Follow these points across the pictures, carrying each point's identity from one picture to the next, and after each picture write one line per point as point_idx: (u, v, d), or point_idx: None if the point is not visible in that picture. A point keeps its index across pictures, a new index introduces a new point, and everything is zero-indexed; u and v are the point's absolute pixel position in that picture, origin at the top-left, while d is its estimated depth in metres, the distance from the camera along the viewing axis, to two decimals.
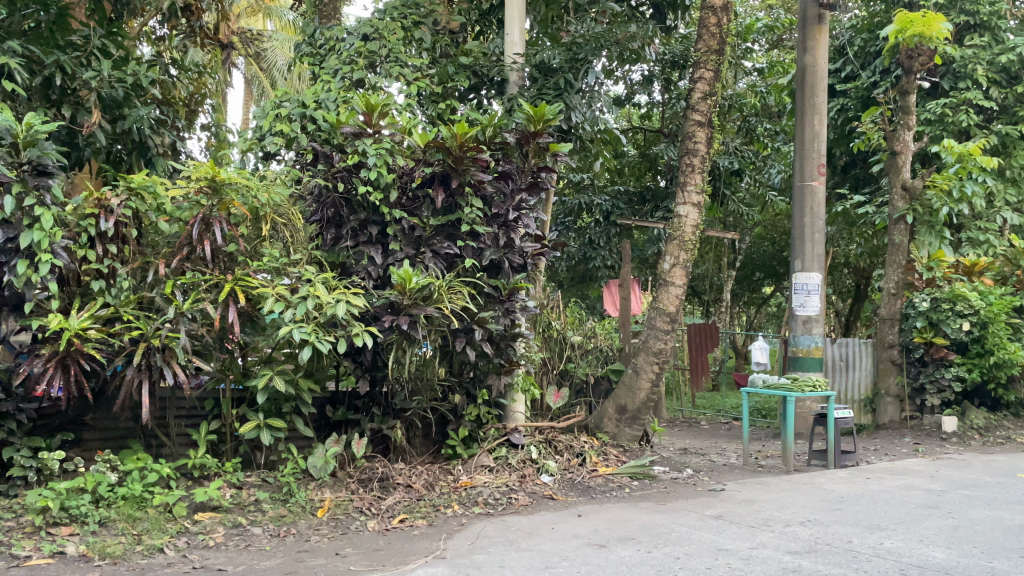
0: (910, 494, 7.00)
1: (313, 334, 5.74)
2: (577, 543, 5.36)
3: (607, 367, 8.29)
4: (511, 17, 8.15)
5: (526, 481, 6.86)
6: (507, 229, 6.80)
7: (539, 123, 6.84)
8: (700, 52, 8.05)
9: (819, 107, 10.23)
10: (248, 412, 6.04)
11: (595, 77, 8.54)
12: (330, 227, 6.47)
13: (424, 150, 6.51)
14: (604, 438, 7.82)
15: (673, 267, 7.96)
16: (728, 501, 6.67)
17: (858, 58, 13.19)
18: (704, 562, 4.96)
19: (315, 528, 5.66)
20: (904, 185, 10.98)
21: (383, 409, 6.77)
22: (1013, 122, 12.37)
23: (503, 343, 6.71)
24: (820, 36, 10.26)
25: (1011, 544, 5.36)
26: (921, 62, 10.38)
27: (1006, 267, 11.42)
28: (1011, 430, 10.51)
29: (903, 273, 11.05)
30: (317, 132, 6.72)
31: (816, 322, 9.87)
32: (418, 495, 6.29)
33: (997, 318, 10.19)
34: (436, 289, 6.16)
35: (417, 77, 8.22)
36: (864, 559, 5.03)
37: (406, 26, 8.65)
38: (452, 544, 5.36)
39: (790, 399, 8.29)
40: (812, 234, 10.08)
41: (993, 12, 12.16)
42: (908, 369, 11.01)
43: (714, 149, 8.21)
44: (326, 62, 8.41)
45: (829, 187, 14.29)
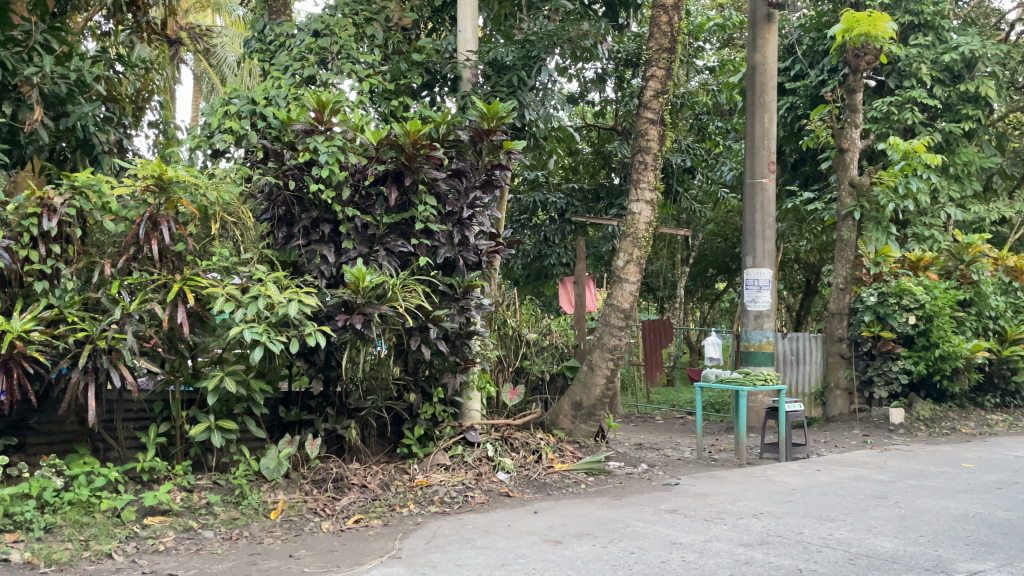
0: (859, 484, 7.14)
1: (264, 334, 5.67)
2: (533, 540, 5.37)
3: (563, 364, 8.31)
4: (464, 15, 8.10)
5: (483, 479, 6.85)
6: (462, 227, 6.79)
7: (493, 120, 6.86)
8: (652, 50, 8.09)
9: (769, 105, 10.36)
10: (198, 414, 5.95)
11: (548, 75, 8.54)
12: (281, 226, 6.42)
13: (377, 148, 6.47)
14: (559, 435, 7.83)
15: (627, 263, 8.00)
16: (682, 495, 6.73)
17: (807, 57, 13.39)
18: (659, 556, 4.99)
19: (268, 530, 5.58)
20: (852, 181, 11.05)
21: (337, 408, 6.66)
22: (956, 120, 12.69)
23: (458, 340, 6.73)
24: (769, 35, 10.39)
25: (956, 532, 5.49)
26: (867, 62, 10.56)
27: (950, 262, 11.49)
28: (955, 422, 10.81)
29: (852, 267, 11.20)
30: (268, 130, 6.68)
31: (767, 317, 9.99)
32: (373, 495, 6.25)
33: (941, 311, 10.54)
34: (389, 289, 6.17)
35: (368, 74, 8.12)
36: (814, 550, 5.11)
37: (357, 22, 8.60)
38: (408, 543, 5.33)
39: (743, 393, 8.34)
40: (762, 231, 10.24)
41: (936, 12, 12.42)
42: (857, 363, 11.18)
43: (666, 146, 8.26)
44: (277, 58, 8.32)
45: (780, 184, 14.48)
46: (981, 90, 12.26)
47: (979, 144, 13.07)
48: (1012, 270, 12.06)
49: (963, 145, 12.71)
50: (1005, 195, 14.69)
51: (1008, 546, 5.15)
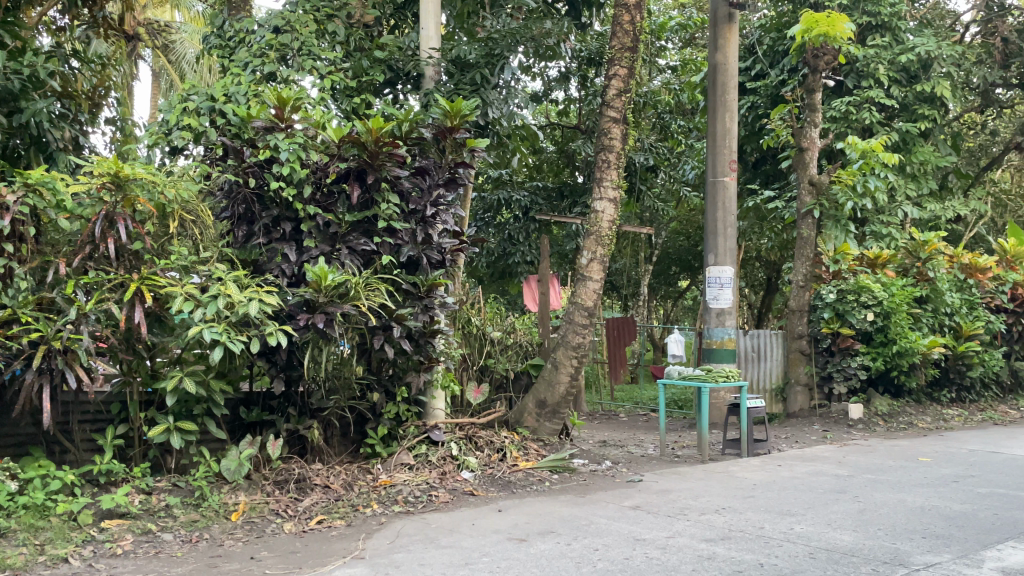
0: (819, 479, 7.24)
1: (224, 334, 5.60)
2: (498, 538, 5.36)
3: (527, 362, 8.30)
4: (427, 12, 8.04)
5: (447, 478, 6.83)
6: (425, 225, 6.76)
7: (456, 118, 6.86)
8: (615, 49, 8.10)
9: (730, 104, 10.44)
10: (157, 415, 5.87)
11: (512, 73, 8.55)
12: (242, 224, 6.38)
13: (339, 145, 6.42)
14: (524, 433, 7.84)
15: (590, 261, 8.02)
16: (645, 492, 6.77)
17: (767, 57, 13.54)
18: (623, 553, 5.01)
19: (229, 532, 5.51)
20: (812, 180, 11.14)
21: (299, 409, 6.61)
22: (912, 120, 12.91)
23: (422, 339, 6.78)
24: (730, 35, 10.45)
25: (912, 525, 5.58)
26: (827, 62, 10.69)
27: (907, 259, 11.69)
28: (912, 416, 11.00)
29: (811, 265, 11.27)
30: (226, 127, 6.47)
31: (729, 314, 10.06)
32: (336, 495, 6.20)
33: (899, 308, 10.67)
34: (352, 287, 6.11)
35: (330, 71, 8.04)
36: (776, 544, 5.16)
37: (318, 18, 8.54)
38: (371, 544, 5.30)
39: (705, 390, 8.42)
40: (724, 229, 10.32)
41: (893, 13, 12.61)
42: (816, 359, 11.29)
43: (629, 144, 8.29)
44: (236, 55, 8.23)
45: (741, 183, 14.62)
46: (937, 90, 12.49)
47: (935, 144, 13.32)
48: (967, 267, 12.25)
49: (920, 144, 12.93)
50: (959, 193, 14.97)
51: (964, 538, 5.24)
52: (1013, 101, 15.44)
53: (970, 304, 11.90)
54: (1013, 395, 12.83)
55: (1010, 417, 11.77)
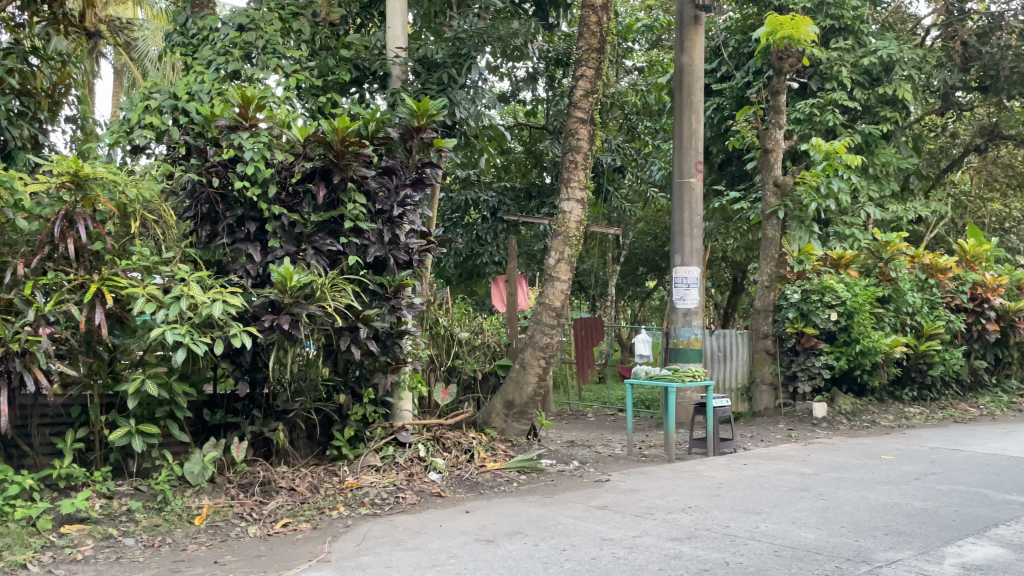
0: (784, 477, 7.30)
1: (187, 335, 5.54)
2: (465, 540, 5.34)
3: (495, 363, 8.35)
4: (394, 11, 7.98)
5: (414, 479, 6.79)
6: (392, 225, 6.71)
7: (423, 118, 6.82)
8: (582, 49, 8.11)
9: (696, 106, 10.49)
10: (119, 418, 5.77)
11: (479, 73, 8.53)
12: (206, 224, 6.30)
13: (305, 145, 6.40)
14: (491, 434, 7.81)
15: (558, 262, 8.01)
16: (612, 491, 6.78)
17: (733, 59, 13.66)
18: (590, 553, 5.01)
19: (192, 536, 5.43)
20: (776, 181, 11.27)
21: (264, 411, 6.52)
22: (875, 122, 13.08)
23: (389, 340, 6.71)
24: (696, 37, 10.53)
25: (875, 523, 5.64)
26: (791, 64, 10.81)
27: (870, 259, 11.84)
28: (875, 415, 11.15)
29: (776, 265, 11.47)
30: (190, 126, 6.40)
31: (696, 314, 10.13)
32: (301, 498, 6.14)
33: (862, 308, 10.76)
34: (318, 288, 6.06)
35: (295, 69, 7.99)
36: (741, 542, 5.20)
37: (283, 16, 8.47)
38: (337, 546, 5.25)
39: (672, 390, 8.46)
40: (690, 230, 10.37)
41: (856, 17, 12.78)
42: (782, 358, 11.45)
43: (596, 145, 8.30)
44: (199, 53, 8.13)
45: (707, 184, 14.73)
46: (899, 93, 12.65)
47: (897, 146, 13.51)
48: (928, 268, 12.50)
49: (882, 146, 13.11)
50: (920, 194, 15.19)
51: (925, 535, 5.31)
52: (972, 103, 15.71)
53: (931, 303, 12.03)
54: (974, 394, 13.02)
55: (970, 415, 11.94)
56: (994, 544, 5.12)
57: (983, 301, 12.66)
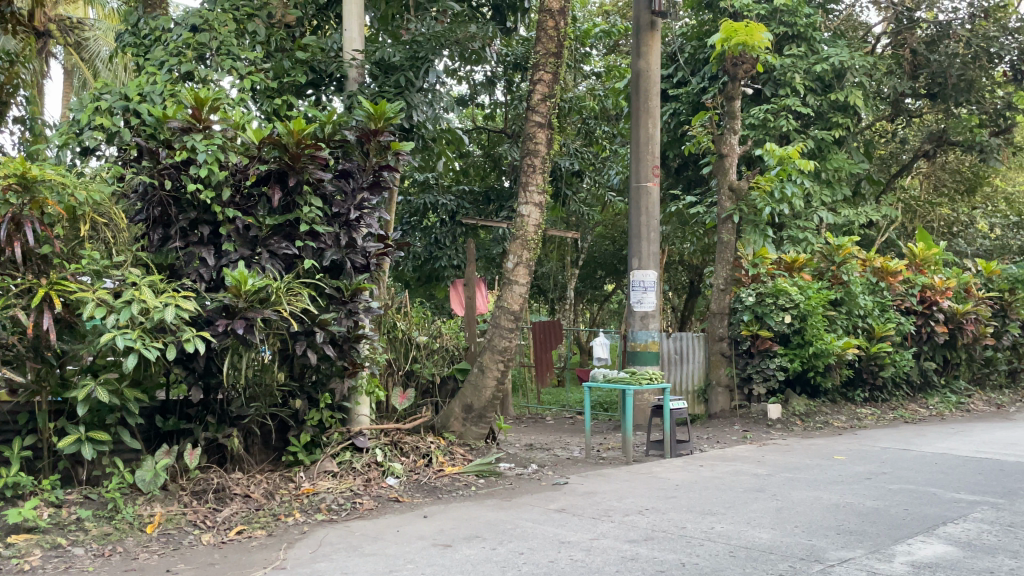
0: (739, 478, 7.39)
1: (138, 340, 5.43)
2: (422, 545, 5.31)
3: (453, 367, 8.25)
4: (350, 12, 7.91)
5: (371, 484, 6.73)
6: (349, 229, 6.65)
7: (380, 121, 6.81)
8: (539, 54, 8.11)
9: (653, 110, 10.59)
10: (67, 425, 5.65)
11: (436, 76, 8.49)
12: (157, 227, 6.17)
13: (259, 148, 6.31)
14: (450, 438, 7.80)
15: (516, 265, 8.03)
16: (570, 494, 6.80)
17: (689, 65, 13.82)
18: (548, 556, 5.02)
19: (144, 544, 5.34)
20: (731, 185, 11.30)
21: (218, 417, 6.41)
22: (827, 128, 13.31)
23: (346, 345, 6.65)
24: (653, 42, 10.60)
25: (828, 522, 5.73)
26: (745, 70, 10.98)
27: (823, 263, 12.02)
28: (828, 416, 11.33)
29: (731, 269, 11.50)
30: (141, 127, 6.30)
31: (653, 318, 10.23)
32: (257, 504, 6.06)
33: (815, 311, 10.94)
34: (273, 292, 6.01)
35: (251, 71, 7.92)
36: (697, 543, 5.25)
37: (237, 17, 8.38)
38: (292, 553, 5.20)
39: (629, 393, 8.49)
40: (647, 233, 10.45)
41: (808, 24, 13.00)
42: (737, 361, 11.54)
43: (553, 149, 8.30)
44: (151, 53, 8.02)
45: (664, 188, 14.90)
46: (850, 99, 12.89)
47: (849, 151, 13.78)
48: (878, 271, 12.72)
49: (834, 151, 13.39)
50: (871, 199, 15.50)
51: (877, 534, 5.40)
52: (921, 110, 16.06)
53: (882, 306, 12.24)
54: (923, 394, 13.29)
55: (920, 415, 12.17)
56: (943, 542, 5.22)
57: (932, 304, 12.92)
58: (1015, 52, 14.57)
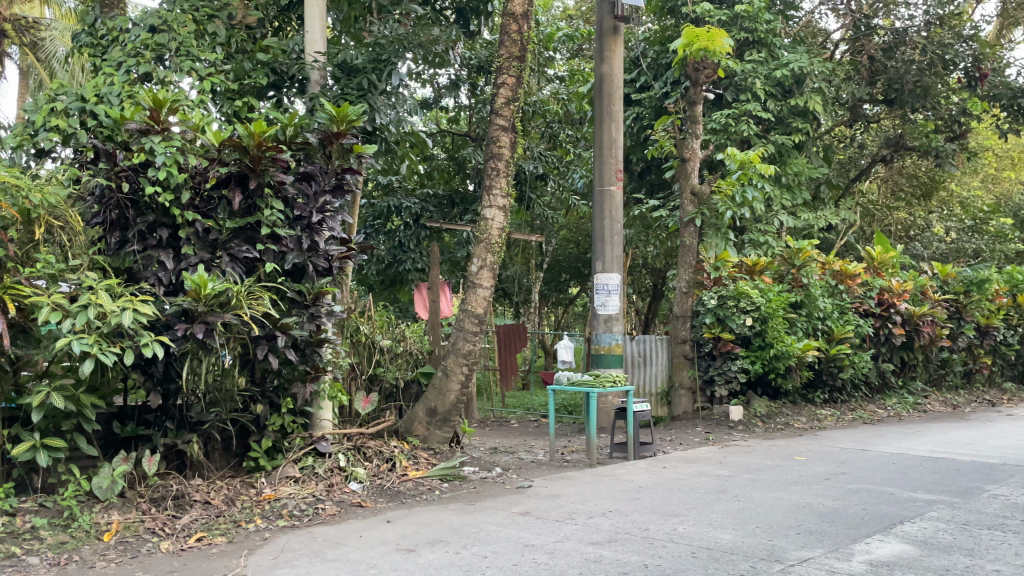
0: (702, 480, 7.45)
1: (95, 345, 5.36)
2: (386, 549, 5.29)
3: (417, 371, 8.21)
4: (313, 14, 8.04)
5: (334, 490, 6.69)
6: (311, 232, 6.61)
7: (342, 123, 6.72)
8: (503, 57, 8.11)
9: (616, 115, 10.65)
10: (22, 431, 5.56)
11: (399, 78, 8.40)
12: (115, 230, 6.07)
13: (219, 150, 6.25)
14: (414, 442, 7.76)
15: (480, 269, 8.00)
16: (535, 497, 6.80)
17: (651, 70, 13.93)
18: (511, 559, 5.02)
19: (101, 553, 5.24)
20: (693, 190, 11.48)
21: (177, 422, 6.33)
22: (787, 133, 13.48)
23: (308, 349, 6.65)
24: (616, 47, 10.65)
25: (788, 522, 5.79)
26: (706, 75, 11.08)
27: (783, 266, 12.20)
28: (789, 417, 11.45)
29: (693, 272, 11.70)
30: (99, 129, 6.25)
31: (617, 321, 10.28)
32: (217, 511, 5.99)
33: (775, 313, 11.07)
34: (233, 296, 5.92)
35: (210, 73, 7.85)
36: (660, 545, 5.27)
37: (197, 18, 8.28)
38: (253, 560, 5.14)
39: (593, 395, 8.52)
40: (611, 237, 10.48)
41: (768, 30, 13.17)
42: (699, 363, 11.65)
43: (517, 153, 8.31)
44: (109, 54, 7.91)
45: (627, 192, 15.01)
46: (809, 104, 13.08)
47: (808, 156, 14.00)
48: (838, 274, 12.89)
49: (793, 156, 13.57)
50: (831, 203, 15.73)
51: (836, 533, 5.47)
52: (878, 116, 16.31)
53: (841, 308, 12.37)
54: (882, 395, 13.48)
55: (878, 416, 12.39)
56: (900, 541, 5.31)
57: (890, 306, 13.12)
58: (969, 60, 14.88)
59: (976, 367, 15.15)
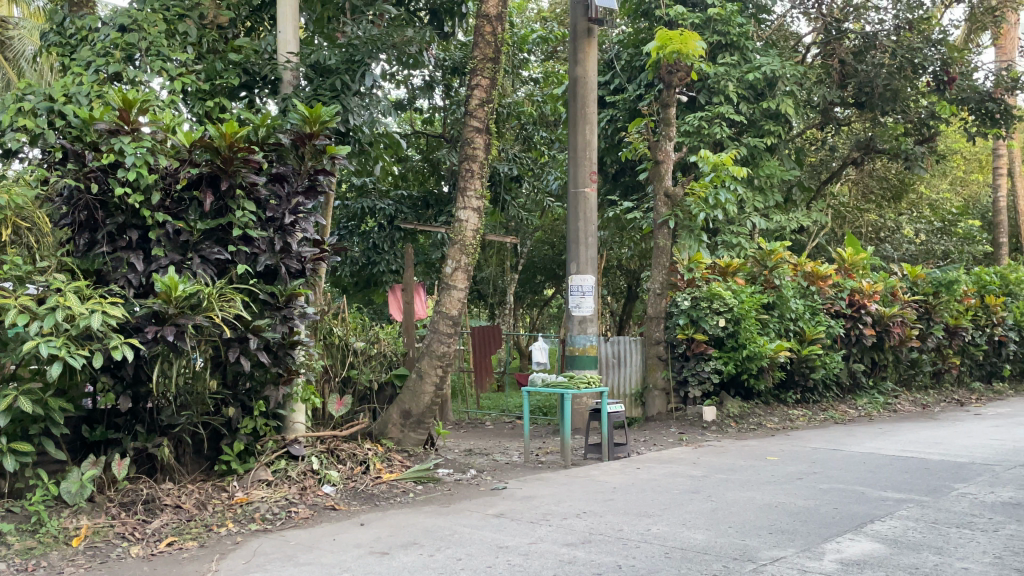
0: (675, 480, 7.48)
1: (63, 348, 5.30)
2: (359, 553, 5.26)
3: (391, 372, 8.19)
4: (284, 15, 7.68)
5: (307, 493, 6.65)
6: (284, 233, 6.56)
7: (315, 124, 6.68)
8: (477, 59, 8.11)
9: (589, 117, 10.69)
10: None
11: (373, 80, 8.41)
12: (83, 232, 5.98)
13: (190, 150, 6.20)
14: (388, 445, 7.74)
15: (454, 270, 7.98)
16: (509, 499, 6.79)
17: (625, 72, 13.99)
18: (485, 561, 5.01)
19: (70, 558, 5.18)
20: (667, 192, 11.51)
21: (148, 426, 6.26)
22: (760, 135, 13.58)
23: (281, 351, 6.58)
24: (590, 49, 10.69)
25: (760, 522, 5.83)
26: (680, 78, 11.16)
27: (755, 268, 12.30)
28: (761, 417, 11.53)
29: (667, 273, 11.75)
30: (67, 128, 6.12)
31: (591, 322, 10.31)
32: (188, 515, 5.93)
33: (747, 314, 11.16)
34: (204, 297, 5.88)
35: (181, 73, 7.78)
36: (633, 545, 5.29)
37: (167, 18, 8.20)
38: (225, 564, 5.10)
39: (568, 397, 8.52)
40: (585, 238, 10.51)
41: (741, 33, 13.26)
42: (673, 364, 11.71)
43: (492, 155, 8.30)
44: (77, 54, 7.81)
45: (602, 194, 15.08)
46: (781, 107, 13.19)
47: (781, 159, 14.11)
48: (809, 276, 13.01)
49: (766, 158, 13.67)
50: (803, 205, 15.87)
51: (807, 532, 5.52)
52: (849, 119, 16.46)
53: (813, 309, 12.49)
54: (853, 395, 13.61)
55: (849, 415, 12.52)
56: (871, 539, 5.36)
57: (860, 308, 13.25)
58: (937, 64, 15.08)
59: (945, 367, 15.33)
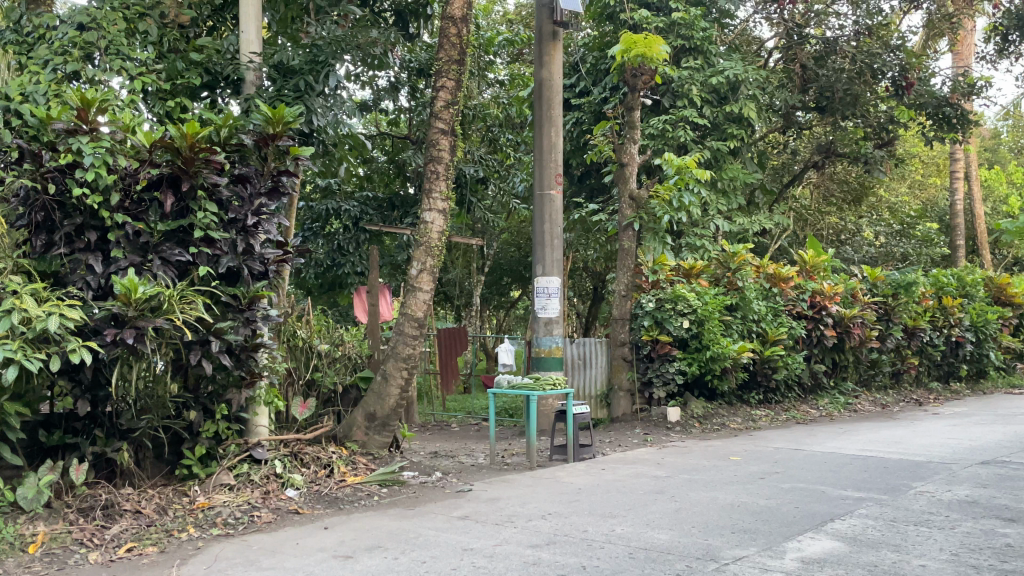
0: (640, 481, 7.52)
1: (18, 351, 5.21)
2: (323, 556, 5.23)
3: (356, 376, 8.18)
4: (247, 15, 7.62)
5: (270, 497, 6.58)
6: (246, 235, 6.49)
7: (279, 124, 6.58)
8: (442, 60, 8.10)
9: (555, 119, 10.72)
10: None
11: (337, 80, 8.34)
12: (41, 233, 5.91)
13: (150, 151, 6.10)
14: (352, 448, 7.68)
15: (420, 272, 7.93)
16: (474, 501, 6.78)
17: (590, 75, 14.10)
18: (450, 563, 5.00)
19: (26, 565, 5.09)
20: (632, 194, 11.57)
21: (106, 430, 6.18)
22: (722, 138, 13.73)
23: (243, 354, 6.50)
24: (554, 53, 10.71)
25: (723, 522, 5.88)
26: (644, 81, 11.20)
27: (719, 269, 12.44)
28: (725, 418, 11.64)
29: (632, 275, 11.79)
30: (23, 128, 6.04)
31: (556, 323, 10.32)
32: (148, 520, 5.84)
33: (711, 316, 11.31)
34: (165, 299, 5.81)
35: (141, 72, 7.69)
36: (597, 546, 5.31)
37: (127, 16, 8.08)
38: (186, 570, 5.03)
39: (533, 399, 8.52)
40: (551, 241, 10.53)
41: (704, 38, 13.39)
42: (638, 365, 11.73)
43: (457, 156, 8.28)
44: (34, 52, 7.66)
45: (568, 196, 15.16)
46: (744, 111, 13.33)
47: (744, 162, 14.26)
48: (771, 277, 13.14)
49: (729, 161, 13.80)
50: (765, 208, 16.11)
51: (769, 531, 5.58)
52: (810, 123, 16.60)
53: (775, 310, 12.64)
54: (814, 395, 13.79)
55: (810, 415, 12.67)
56: (831, 538, 5.44)
57: (822, 308, 13.41)
58: (896, 69, 15.30)
59: (904, 367, 15.57)
